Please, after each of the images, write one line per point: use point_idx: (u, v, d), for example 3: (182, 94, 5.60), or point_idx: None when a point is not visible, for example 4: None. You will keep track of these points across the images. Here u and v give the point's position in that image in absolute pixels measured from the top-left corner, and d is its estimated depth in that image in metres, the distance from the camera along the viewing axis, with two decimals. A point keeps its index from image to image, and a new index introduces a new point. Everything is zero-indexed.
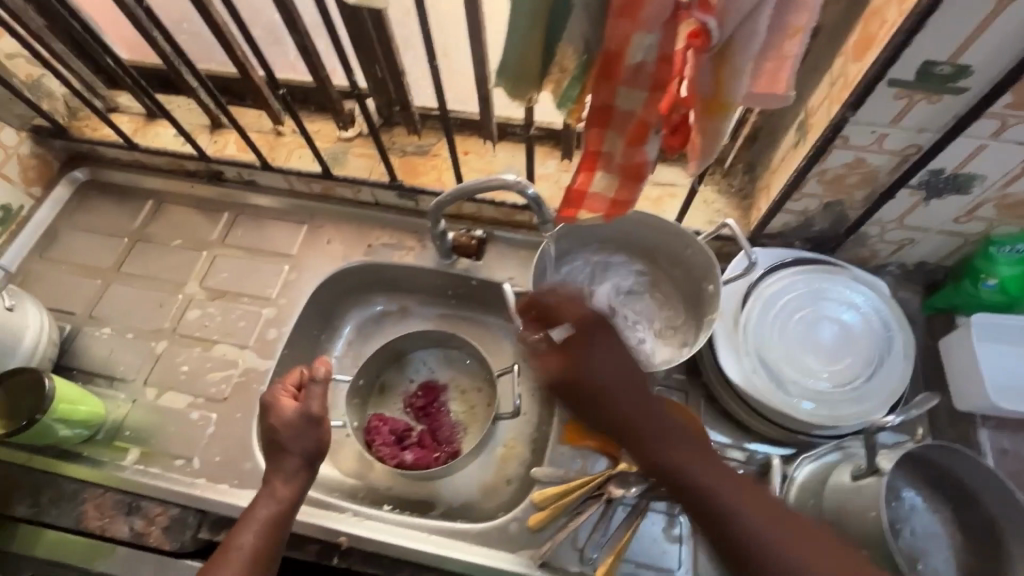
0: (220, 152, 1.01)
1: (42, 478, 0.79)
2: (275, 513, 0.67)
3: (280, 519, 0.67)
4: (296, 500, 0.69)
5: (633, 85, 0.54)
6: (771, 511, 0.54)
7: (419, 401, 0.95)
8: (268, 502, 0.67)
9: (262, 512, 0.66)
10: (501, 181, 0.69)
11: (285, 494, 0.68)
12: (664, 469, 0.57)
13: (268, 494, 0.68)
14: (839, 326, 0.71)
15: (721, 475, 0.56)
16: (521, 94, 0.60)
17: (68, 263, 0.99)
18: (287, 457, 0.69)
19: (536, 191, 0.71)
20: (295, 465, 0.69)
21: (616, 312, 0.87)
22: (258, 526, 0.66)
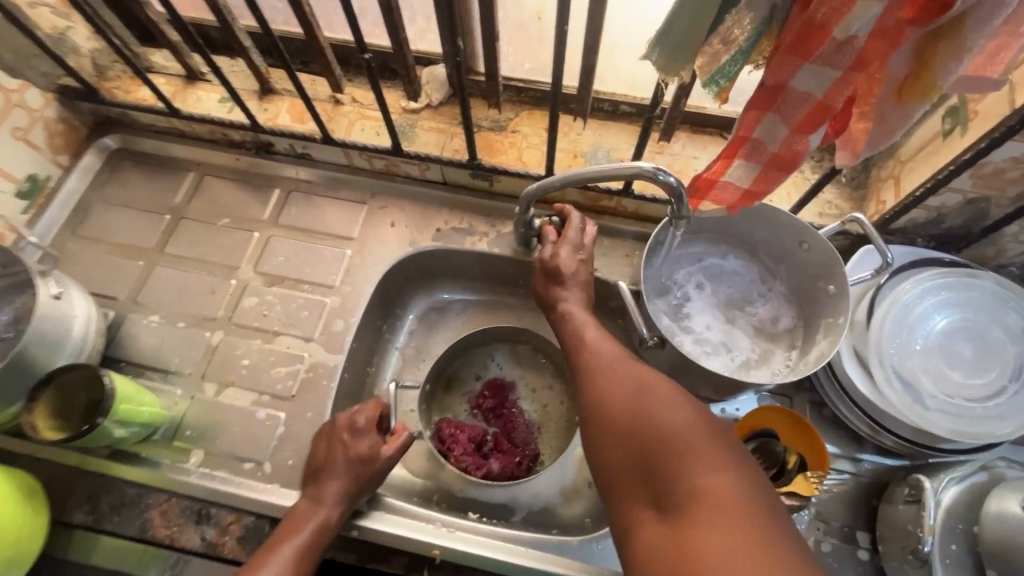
0: (273, 121, 0.91)
1: (100, 481, 0.72)
2: (308, 542, 0.64)
3: (313, 549, 0.64)
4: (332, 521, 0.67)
5: (830, 62, 0.46)
6: (698, 437, 0.55)
7: (488, 402, 0.89)
8: (301, 529, 0.65)
9: (295, 540, 0.64)
10: (638, 169, 0.64)
11: (320, 522, 0.66)
12: (620, 402, 0.61)
13: (300, 520, 0.65)
14: (968, 329, 0.67)
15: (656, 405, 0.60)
16: (672, 72, 0.52)
17: (105, 242, 0.90)
18: (330, 482, 0.67)
19: (676, 180, 0.64)
20: (333, 495, 0.67)
21: (722, 311, 0.80)
22: (299, 540, 0.64)
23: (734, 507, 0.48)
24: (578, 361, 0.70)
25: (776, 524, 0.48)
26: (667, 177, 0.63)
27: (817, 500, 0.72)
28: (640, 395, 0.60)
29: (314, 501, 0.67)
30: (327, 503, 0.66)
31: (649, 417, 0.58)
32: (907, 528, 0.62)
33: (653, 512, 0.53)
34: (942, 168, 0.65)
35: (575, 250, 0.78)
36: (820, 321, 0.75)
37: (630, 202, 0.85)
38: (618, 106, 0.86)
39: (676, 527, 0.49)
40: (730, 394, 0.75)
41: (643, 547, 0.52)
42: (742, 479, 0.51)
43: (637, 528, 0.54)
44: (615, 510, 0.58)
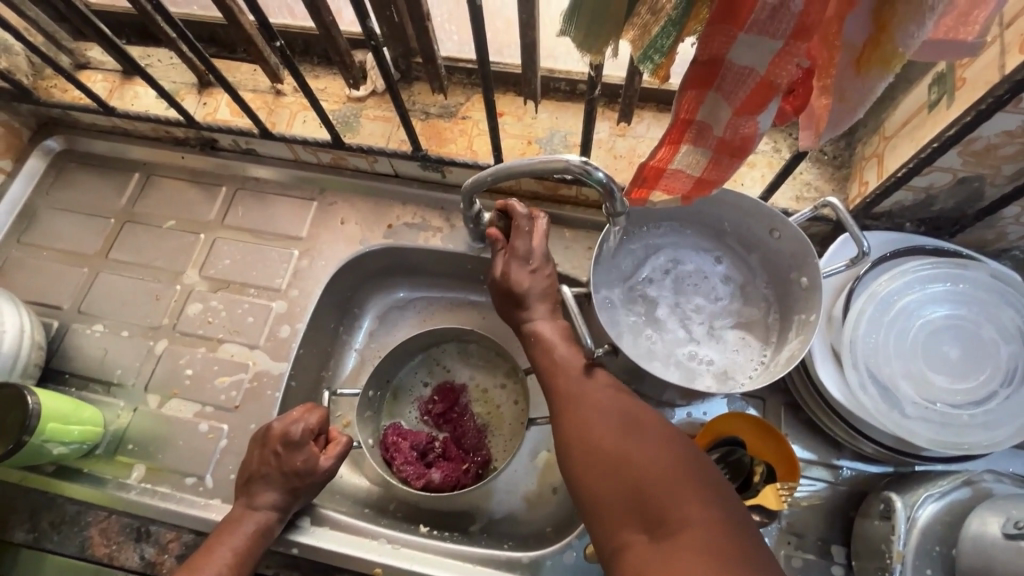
0: (212, 116, 0.86)
1: (41, 499, 0.71)
2: (233, 561, 0.62)
3: (238, 568, 0.61)
4: (268, 530, 0.64)
5: (766, 32, 0.39)
6: (681, 469, 0.52)
7: (437, 408, 0.84)
8: (228, 545, 0.62)
9: (220, 556, 0.61)
10: (564, 163, 0.59)
11: (250, 535, 0.63)
12: (604, 424, 0.58)
13: (226, 536, 0.63)
14: (958, 327, 0.60)
15: (640, 430, 0.56)
16: (592, 49, 0.45)
17: (50, 248, 0.87)
18: (263, 492, 0.65)
19: (607, 176, 0.59)
20: (268, 506, 0.65)
21: (712, 314, 0.73)
22: (234, 544, 0.62)
23: (719, 539, 0.46)
24: (551, 383, 0.65)
25: (758, 552, 0.46)
26: (597, 172, 0.59)
27: (787, 512, 0.67)
28: (624, 425, 0.57)
29: (247, 505, 0.65)
30: (253, 519, 0.64)
31: (634, 448, 0.55)
32: (881, 547, 0.57)
33: (644, 537, 0.50)
34: (925, 145, 0.57)
35: (528, 259, 0.70)
36: (794, 315, 0.68)
37: (590, 190, 0.79)
38: (575, 85, 0.79)
39: (671, 555, 0.46)
40: (694, 399, 0.69)
41: (632, 572, 0.48)
42: (732, 510, 0.49)
43: (625, 552, 0.50)
44: (595, 531, 0.54)
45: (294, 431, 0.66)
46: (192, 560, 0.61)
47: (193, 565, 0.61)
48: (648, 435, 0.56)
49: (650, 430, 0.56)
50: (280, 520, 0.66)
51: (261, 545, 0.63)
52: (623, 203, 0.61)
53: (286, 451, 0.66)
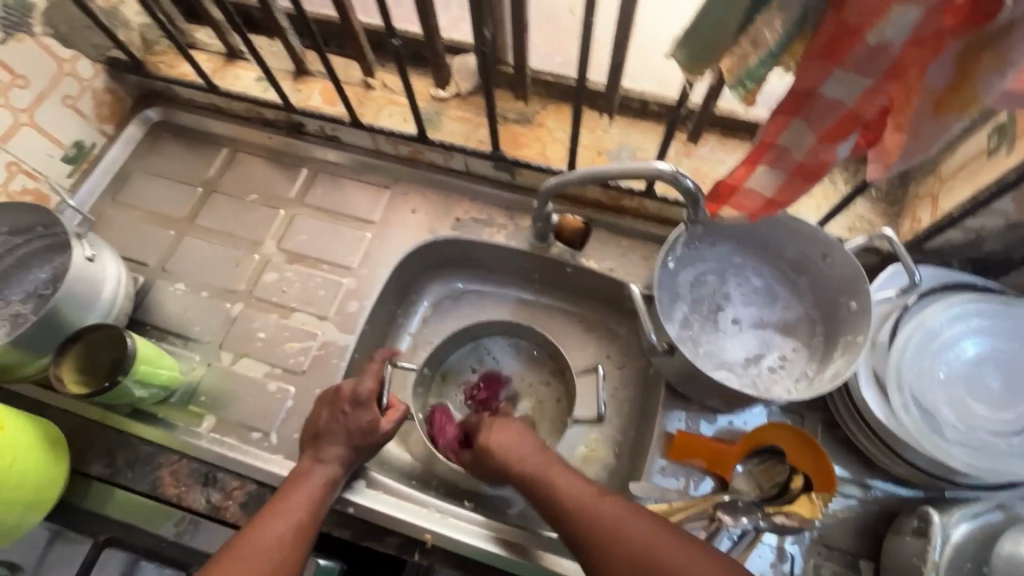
0: (305, 102, 0.93)
1: (118, 437, 0.76)
2: (305, 510, 0.65)
3: (310, 518, 0.65)
4: (336, 480, 0.69)
5: (859, 70, 0.45)
6: (705, 570, 0.57)
7: (480, 395, 0.90)
8: (299, 495, 0.66)
9: (292, 504, 0.65)
10: (652, 169, 0.62)
11: (321, 486, 0.67)
12: (618, 534, 0.60)
13: (297, 487, 0.67)
14: (1000, 359, 0.64)
15: (655, 533, 0.60)
16: (699, 68, 0.51)
17: (141, 209, 0.94)
18: (330, 446, 0.69)
19: (694, 184, 0.63)
20: (335, 460, 0.69)
21: (765, 331, 0.78)
22: (312, 493, 0.66)
23: None
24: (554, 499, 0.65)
25: None
26: (686, 180, 0.62)
27: (820, 523, 0.70)
28: (642, 529, 0.60)
29: (315, 459, 0.69)
30: (320, 473, 0.68)
31: (661, 555, 0.58)
32: (915, 561, 0.60)
33: None
34: (983, 188, 0.61)
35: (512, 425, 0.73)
36: (838, 338, 0.72)
37: (652, 204, 0.84)
38: (647, 105, 0.84)
39: None
40: (738, 406, 0.73)
41: None
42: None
43: None
44: None
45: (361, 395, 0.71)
46: (272, 504, 0.65)
47: (274, 509, 0.65)
48: (664, 537, 0.59)
49: (665, 532, 0.60)
50: (344, 474, 0.70)
51: (330, 498, 0.67)
52: (702, 213, 0.66)
53: (352, 406, 0.71)
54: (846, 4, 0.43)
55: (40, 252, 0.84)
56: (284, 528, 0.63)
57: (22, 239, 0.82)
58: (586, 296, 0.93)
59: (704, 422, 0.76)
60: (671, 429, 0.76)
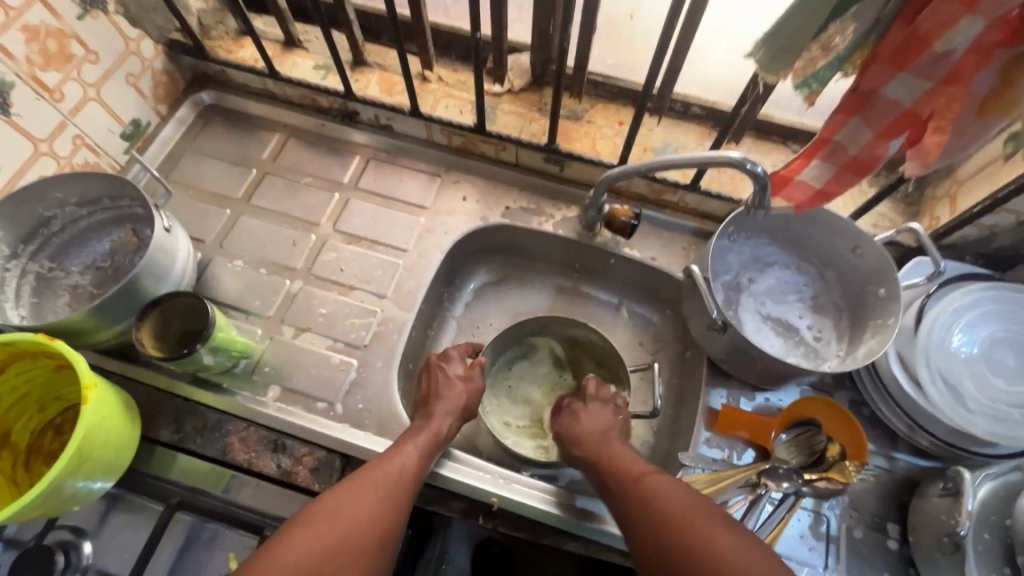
0: (364, 90, 0.96)
1: (185, 405, 0.78)
2: (397, 478, 0.67)
3: (401, 485, 0.66)
4: (438, 437, 0.73)
5: (922, 74, 0.52)
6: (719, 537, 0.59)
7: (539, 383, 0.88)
8: (391, 463, 0.68)
9: (384, 470, 0.67)
10: (726, 157, 0.66)
11: (429, 442, 0.72)
12: (650, 499, 0.65)
13: (392, 456, 0.69)
14: (1013, 339, 0.72)
15: (687, 503, 0.63)
16: (775, 70, 0.57)
17: (196, 188, 0.96)
18: (442, 402, 0.77)
19: (763, 172, 0.66)
20: (437, 430, 0.73)
21: (796, 318, 0.86)
22: (420, 448, 0.70)
23: None
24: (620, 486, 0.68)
25: None
26: (757, 167, 0.65)
27: (851, 489, 0.76)
28: (676, 497, 0.64)
29: (428, 420, 0.74)
30: (416, 442, 0.71)
31: (685, 521, 0.61)
32: (943, 518, 0.67)
33: None
34: (1001, 188, 0.70)
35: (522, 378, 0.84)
36: (866, 322, 0.80)
37: (693, 198, 0.90)
38: (690, 107, 0.91)
39: None
40: (777, 383, 0.79)
41: None
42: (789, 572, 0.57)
43: None
44: None
45: (449, 369, 0.81)
46: (386, 450, 0.70)
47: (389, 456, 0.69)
48: (691, 508, 0.62)
49: (698, 511, 0.62)
50: (438, 446, 0.73)
51: (423, 471, 0.69)
52: (766, 199, 0.69)
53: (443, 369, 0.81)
54: (918, 16, 0.49)
55: (102, 224, 0.85)
56: (375, 493, 0.64)
57: (87, 211, 0.83)
58: (625, 285, 0.98)
59: (743, 399, 0.82)
60: (714, 405, 0.81)
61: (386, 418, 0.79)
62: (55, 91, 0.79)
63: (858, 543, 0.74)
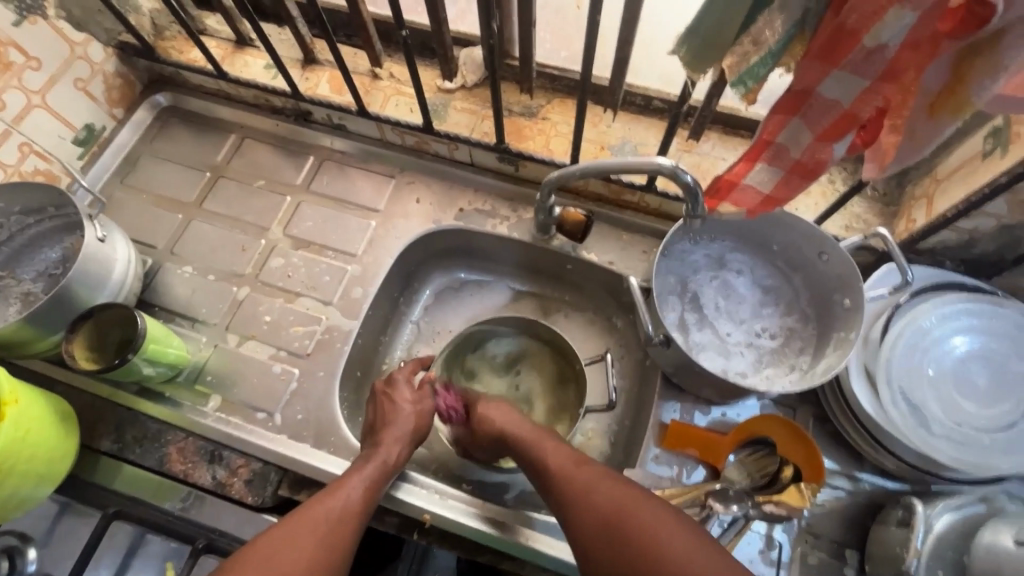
0: (313, 90, 0.94)
1: (126, 414, 0.78)
2: (343, 511, 0.63)
3: (347, 520, 0.63)
4: (388, 466, 0.69)
5: (857, 70, 0.46)
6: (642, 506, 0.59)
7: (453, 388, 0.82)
8: (337, 497, 0.64)
9: (329, 505, 0.63)
10: (655, 164, 0.64)
11: (377, 472, 0.68)
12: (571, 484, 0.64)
13: (337, 488, 0.65)
14: (988, 358, 0.66)
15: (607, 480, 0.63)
16: (700, 67, 0.52)
17: (150, 193, 0.96)
18: (392, 428, 0.72)
19: (694, 180, 0.64)
20: (387, 457, 0.69)
21: (760, 326, 0.80)
22: (367, 480, 0.67)
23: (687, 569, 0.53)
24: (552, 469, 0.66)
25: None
26: (685, 175, 0.63)
27: (807, 512, 0.72)
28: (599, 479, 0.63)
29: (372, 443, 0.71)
30: (365, 473, 0.67)
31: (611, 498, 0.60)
32: (899, 551, 0.62)
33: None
34: (976, 190, 0.63)
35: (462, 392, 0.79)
36: (831, 333, 0.74)
37: (652, 198, 0.85)
38: (650, 101, 0.85)
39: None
40: (731, 398, 0.75)
41: None
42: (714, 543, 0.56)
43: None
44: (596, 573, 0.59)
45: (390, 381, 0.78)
46: (330, 483, 0.66)
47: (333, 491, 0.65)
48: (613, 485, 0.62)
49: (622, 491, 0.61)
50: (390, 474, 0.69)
51: (372, 504, 0.65)
52: (702, 207, 0.67)
53: (396, 389, 0.77)
54: (845, 6, 0.43)
55: (51, 232, 0.85)
56: (319, 529, 0.61)
57: (34, 219, 0.84)
58: (586, 288, 0.94)
59: (697, 414, 0.77)
60: (666, 419, 0.77)
61: (325, 429, 0.78)
62: None
63: (812, 570, 0.69)
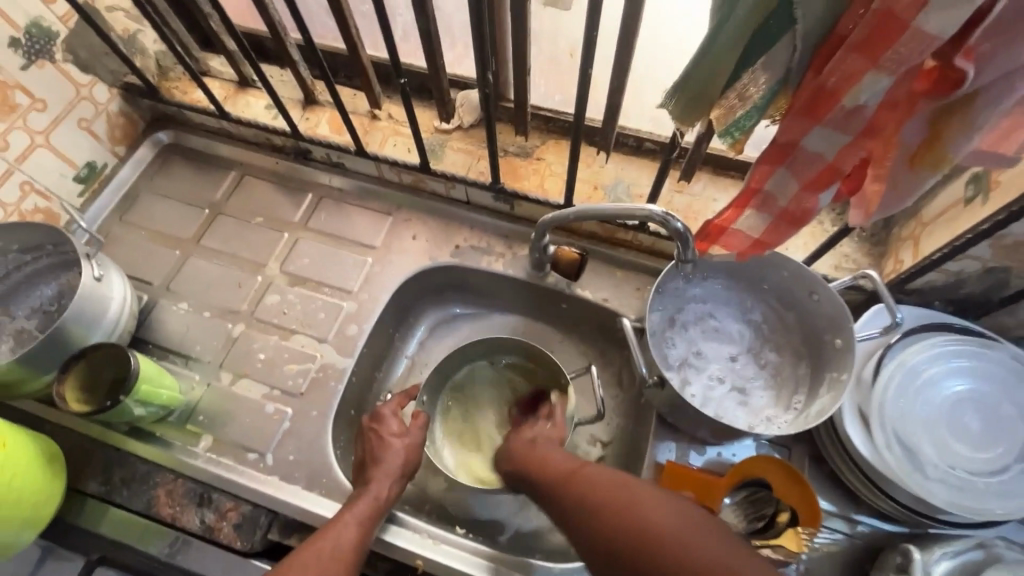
0: (313, 130, 0.96)
1: (115, 456, 0.77)
2: (341, 549, 0.62)
3: (344, 560, 0.61)
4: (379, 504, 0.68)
5: (838, 127, 0.47)
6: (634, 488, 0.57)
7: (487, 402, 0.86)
8: (330, 538, 0.63)
9: (321, 546, 0.62)
10: (645, 212, 0.65)
11: (372, 505, 0.68)
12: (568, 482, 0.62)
13: (330, 528, 0.64)
14: (979, 402, 0.66)
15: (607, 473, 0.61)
16: (689, 120, 0.54)
17: (148, 229, 0.96)
18: (383, 464, 0.71)
19: (685, 226, 0.66)
20: (377, 495, 0.69)
21: (753, 367, 0.80)
22: (356, 518, 0.66)
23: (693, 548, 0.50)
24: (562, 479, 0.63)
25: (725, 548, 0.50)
26: (675, 222, 0.65)
27: (806, 557, 0.71)
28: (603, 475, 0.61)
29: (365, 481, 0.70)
30: (356, 511, 0.66)
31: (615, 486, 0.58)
32: None
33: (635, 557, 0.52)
34: (961, 235, 0.64)
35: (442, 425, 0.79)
36: (823, 374, 0.74)
37: (645, 237, 0.87)
38: (642, 143, 0.88)
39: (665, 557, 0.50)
40: (726, 439, 0.75)
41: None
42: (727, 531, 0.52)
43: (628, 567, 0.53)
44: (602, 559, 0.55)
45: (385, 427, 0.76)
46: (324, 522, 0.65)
47: (322, 531, 0.64)
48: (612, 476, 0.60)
49: (619, 485, 0.58)
50: (376, 517, 0.68)
51: (365, 544, 0.64)
52: (692, 251, 0.68)
53: (392, 435, 0.74)
54: (823, 70, 0.45)
55: (47, 269, 0.86)
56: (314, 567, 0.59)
57: (31, 256, 0.84)
58: (581, 325, 0.94)
59: (693, 454, 0.77)
60: (661, 459, 0.77)
61: (317, 470, 0.77)
62: None
63: None
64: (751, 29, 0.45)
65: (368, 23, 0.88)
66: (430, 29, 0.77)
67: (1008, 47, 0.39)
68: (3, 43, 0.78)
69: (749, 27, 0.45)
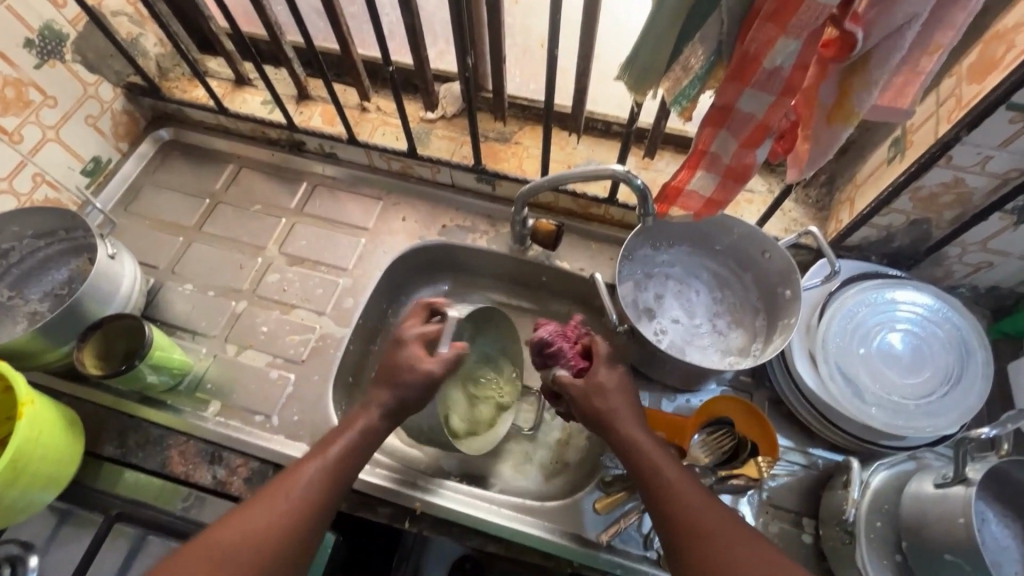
0: (307, 122, 1.03)
1: (129, 422, 0.82)
2: (317, 481, 0.65)
3: (320, 491, 0.64)
4: (370, 434, 0.70)
5: (764, 88, 0.56)
6: (730, 522, 0.60)
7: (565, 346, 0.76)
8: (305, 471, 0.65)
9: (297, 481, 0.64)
10: (610, 171, 0.74)
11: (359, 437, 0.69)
12: (660, 486, 0.63)
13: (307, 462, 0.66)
14: (909, 337, 0.76)
15: (704, 493, 0.62)
16: (642, 90, 0.62)
17: (152, 218, 1.02)
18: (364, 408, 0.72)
19: (644, 183, 0.74)
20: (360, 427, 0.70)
21: (713, 323, 0.89)
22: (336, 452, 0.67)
23: None
24: (648, 480, 0.64)
25: None
26: (636, 180, 0.73)
27: (768, 487, 0.78)
28: (697, 502, 0.61)
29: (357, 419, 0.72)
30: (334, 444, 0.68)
31: (710, 516, 0.60)
32: (844, 510, 0.69)
33: None
34: (884, 189, 0.73)
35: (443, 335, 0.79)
36: (776, 322, 0.83)
37: (615, 210, 0.95)
38: (610, 126, 0.96)
39: None
40: (692, 383, 0.83)
41: None
42: None
43: None
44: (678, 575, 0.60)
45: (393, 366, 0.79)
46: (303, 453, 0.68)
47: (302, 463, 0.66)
48: (711, 503, 0.61)
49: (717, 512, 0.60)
50: (369, 441, 0.70)
51: (342, 474, 0.66)
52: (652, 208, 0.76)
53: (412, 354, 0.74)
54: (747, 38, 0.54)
55: (58, 255, 0.91)
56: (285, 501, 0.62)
57: (44, 242, 0.90)
58: (561, 295, 1.02)
59: (666, 401, 0.85)
60: None
61: (319, 429, 0.83)
62: (14, 133, 0.86)
63: (773, 538, 0.75)
64: (686, 7, 0.54)
65: (356, 23, 0.96)
66: (416, 24, 0.85)
67: (886, 11, 0.49)
68: (19, 44, 0.84)
69: (684, 5, 0.54)
